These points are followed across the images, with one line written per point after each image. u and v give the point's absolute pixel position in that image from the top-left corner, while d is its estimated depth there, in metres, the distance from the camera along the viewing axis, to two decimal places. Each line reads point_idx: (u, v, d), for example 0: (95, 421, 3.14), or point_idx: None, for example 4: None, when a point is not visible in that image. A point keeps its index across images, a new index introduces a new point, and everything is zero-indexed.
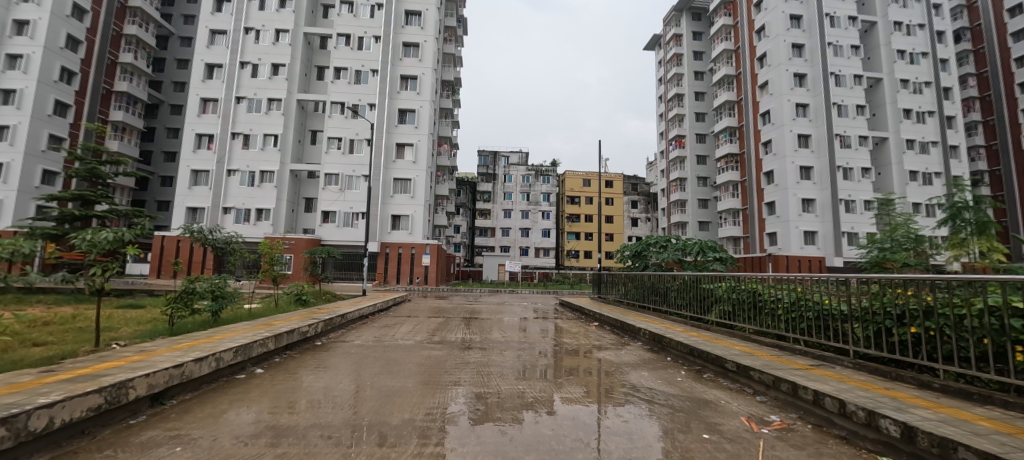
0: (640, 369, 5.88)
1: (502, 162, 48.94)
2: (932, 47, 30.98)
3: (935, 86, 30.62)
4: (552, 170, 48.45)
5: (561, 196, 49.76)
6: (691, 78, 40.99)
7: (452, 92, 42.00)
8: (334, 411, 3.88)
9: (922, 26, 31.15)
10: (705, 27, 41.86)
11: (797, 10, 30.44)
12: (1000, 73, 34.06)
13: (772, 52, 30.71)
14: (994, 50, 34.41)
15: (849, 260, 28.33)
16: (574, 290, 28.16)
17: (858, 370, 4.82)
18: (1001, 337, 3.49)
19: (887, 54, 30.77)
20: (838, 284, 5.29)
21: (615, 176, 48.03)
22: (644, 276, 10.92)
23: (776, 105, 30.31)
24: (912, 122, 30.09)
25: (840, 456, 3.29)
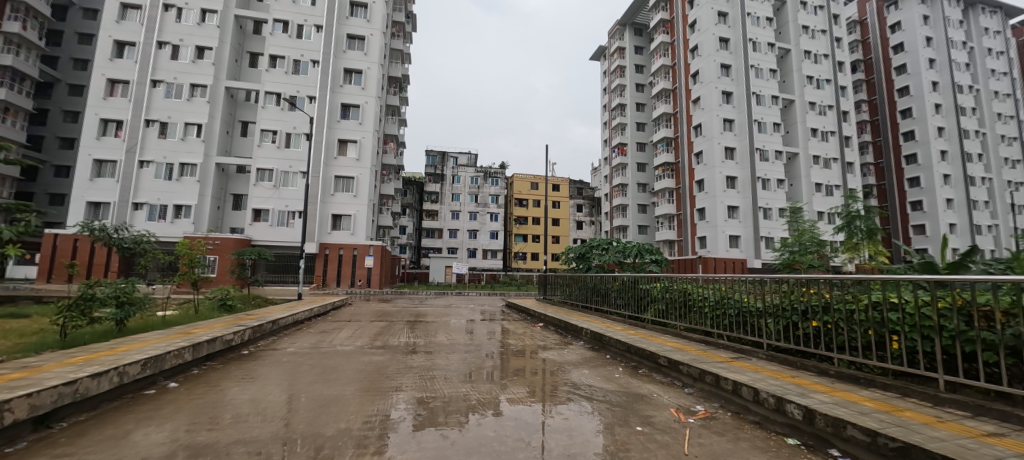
0: (581, 367, 6.07)
1: (451, 163, 48.41)
2: (834, 75, 35.34)
3: (836, 109, 34.90)
4: (501, 173, 48.77)
5: (510, 199, 50.19)
6: (633, 89, 43.31)
7: (400, 89, 40.93)
8: (264, 424, 3.60)
9: (827, 56, 35.35)
10: (647, 42, 44.52)
11: (725, 33, 33.25)
12: (885, 102, 39.68)
13: (704, 70, 33.31)
14: (881, 81, 40.01)
15: (766, 262, 31.37)
16: (520, 291, 28.51)
17: (770, 361, 5.34)
18: (882, 328, 4.13)
19: (798, 79, 34.59)
20: (754, 284, 5.85)
21: (563, 180, 49.40)
22: (587, 278, 11.28)
23: (707, 119, 32.86)
24: (819, 140, 34.10)
25: (757, 442, 3.61)
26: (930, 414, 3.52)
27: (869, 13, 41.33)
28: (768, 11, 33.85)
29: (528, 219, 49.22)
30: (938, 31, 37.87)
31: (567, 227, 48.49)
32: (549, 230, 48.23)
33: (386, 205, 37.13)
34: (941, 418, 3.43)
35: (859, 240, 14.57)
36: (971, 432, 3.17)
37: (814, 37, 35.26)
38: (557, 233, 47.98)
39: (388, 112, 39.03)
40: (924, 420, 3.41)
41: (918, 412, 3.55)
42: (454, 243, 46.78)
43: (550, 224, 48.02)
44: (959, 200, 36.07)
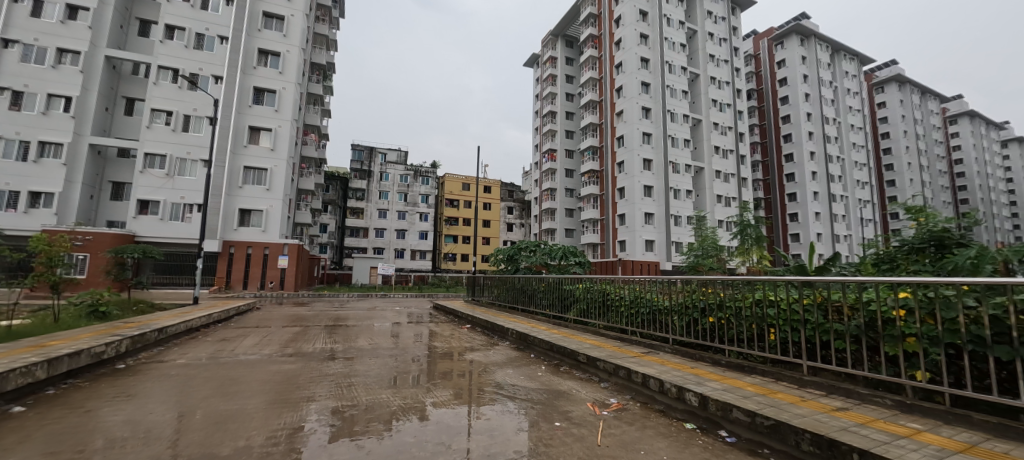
0: (506, 367, 6.13)
1: (379, 159, 46.43)
2: (734, 101, 40.18)
3: (735, 131, 39.69)
4: (432, 172, 47.86)
5: (441, 199, 49.47)
6: (563, 99, 45.32)
7: (324, 77, 38.43)
8: (145, 447, 3.13)
9: (728, 83, 40.06)
10: (576, 55, 46.89)
11: (646, 53, 36.17)
12: (772, 127, 46.07)
13: (627, 86, 35.91)
14: (770, 110, 46.38)
15: (676, 265, 34.52)
16: (449, 293, 28.16)
17: (675, 354, 5.88)
18: (763, 323, 4.84)
19: (705, 101, 38.73)
20: (663, 284, 6.38)
21: (494, 182, 49.91)
22: (515, 279, 11.44)
23: (629, 131, 35.48)
24: (721, 156, 38.47)
25: (663, 431, 3.92)
26: (796, 394, 4.19)
27: (762, 49, 47.70)
28: (682, 37, 37.46)
29: (459, 220, 48.86)
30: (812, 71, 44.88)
31: (497, 229, 49.03)
32: (480, 231, 48.39)
33: (304, 201, 34.45)
34: (804, 397, 4.11)
35: (750, 245, 16.59)
36: (825, 408, 3.87)
37: (719, 65, 39.79)
38: (487, 234, 48.32)
39: (310, 101, 36.39)
40: (791, 400, 4.06)
41: (787, 392, 4.21)
42: (381, 243, 44.91)
43: (479, 225, 48.23)
44: (825, 214, 43.02)
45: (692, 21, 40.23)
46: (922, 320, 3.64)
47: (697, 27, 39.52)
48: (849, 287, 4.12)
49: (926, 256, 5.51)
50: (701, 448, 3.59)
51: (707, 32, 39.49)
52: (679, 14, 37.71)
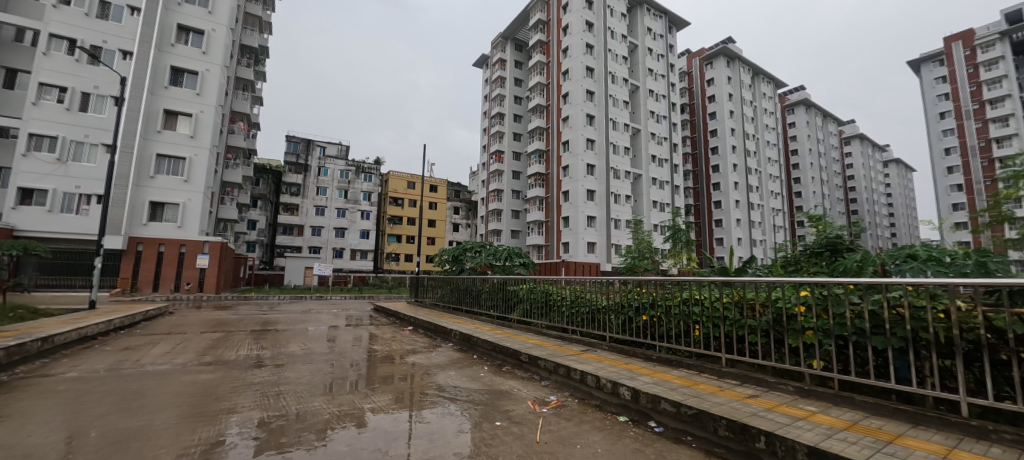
0: (448, 369, 6.05)
1: (317, 153, 43.78)
2: (669, 114, 43.17)
3: (669, 141, 42.62)
4: (375, 168, 46.07)
5: (384, 197, 47.73)
6: (512, 101, 45.91)
7: (255, 62, 35.62)
8: None
9: (665, 96, 42.95)
10: (525, 59, 47.74)
11: (591, 63, 37.67)
12: (702, 139, 50.06)
13: (573, 93, 37.12)
14: (700, 124, 50.40)
15: (614, 266, 36.24)
16: (391, 294, 27.22)
17: (611, 351, 6.18)
18: (690, 320, 5.25)
19: (644, 111, 41.14)
20: (602, 284, 6.67)
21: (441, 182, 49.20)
22: (459, 280, 11.32)
23: (574, 137, 36.70)
24: (657, 165, 41.13)
25: (600, 426, 4.08)
26: (717, 384, 4.59)
27: (695, 67, 51.67)
28: (624, 50, 39.52)
29: (403, 219, 47.41)
30: (736, 90, 49.42)
31: (443, 229, 48.25)
32: (424, 231, 47.33)
33: (230, 195, 31.56)
34: (723, 386, 4.51)
35: (680, 247, 17.74)
36: (739, 396, 4.28)
37: (657, 79, 42.50)
38: (432, 234, 47.34)
39: (237, 86, 33.48)
40: (711, 390, 4.43)
41: (709, 383, 4.60)
42: (317, 242, 42.38)
43: (424, 225, 47.16)
44: (745, 221, 47.57)
45: (634, 36, 42.59)
46: (817, 315, 4.18)
47: (638, 41, 41.94)
48: (761, 287, 4.62)
49: (821, 259, 6.30)
50: (633, 439, 3.81)
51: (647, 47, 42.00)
52: (621, 28, 39.73)
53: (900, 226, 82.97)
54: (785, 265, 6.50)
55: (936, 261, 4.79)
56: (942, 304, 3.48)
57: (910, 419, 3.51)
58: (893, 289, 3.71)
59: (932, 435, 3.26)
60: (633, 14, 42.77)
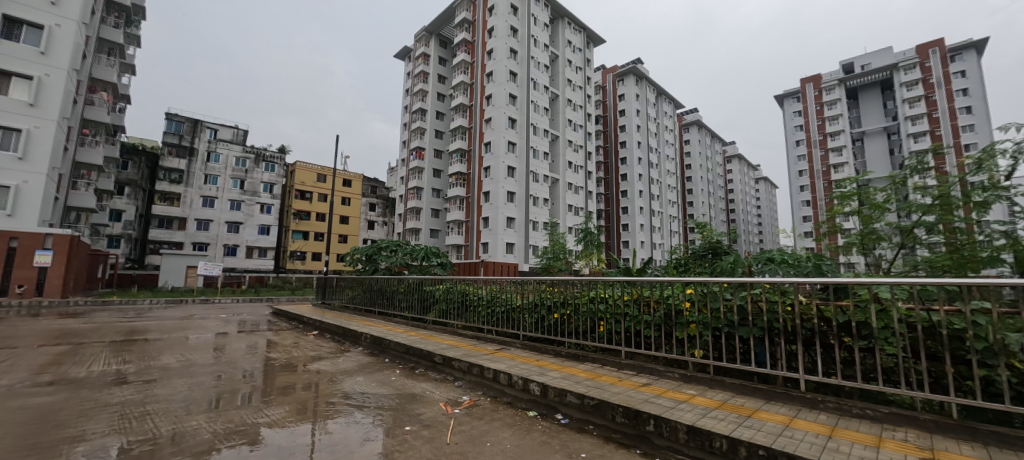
0: (356, 375, 5.71)
1: (207, 135, 38.51)
2: (585, 123, 46.00)
3: (585, 149, 45.39)
4: (278, 157, 41.81)
5: (289, 189, 43.47)
6: (434, 98, 45.08)
7: (124, 23, 30.21)
8: None
9: (581, 107, 45.69)
10: (450, 56, 47.29)
11: (514, 67, 38.53)
12: (613, 150, 54.13)
13: (496, 95, 37.56)
14: (612, 135, 54.51)
15: (531, 267, 37.38)
16: (293, 296, 24.85)
17: (524, 349, 6.38)
18: (599, 316, 5.64)
19: (563, 119, 43.23)
20: (516, 284, 6.84)
21: (356, 176, 45.49)
22: (373, 280, 10.74)
23: (496, 138, 37.03)
24: (573, 171, 43.55)
25: (511, 422, 4.20)
26: (616, 375, 4.99)
27: (608, 82, 55.70)
28: (546, 59, 41.18)
29: (312, 214, 43.34)
30: (643, 107, 54.39)
31: (356, 227, 45.27)
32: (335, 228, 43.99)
33: (85, 179, 26.19)
34: (621, 377, 4.92)
35: (591, 249, 19.02)
36: (635, 384, 4.71)
37: (575, 90, 45.04)
38: (343, 232, 44.08)
39: (100, 48, 28.14)
40: (612, 381, 4.80)
41: (609, 375, 4.98)
42: (204, 238, 37.14)
43: (335, 221, 43.59)
44: (648, 226, 52.58)
45: (556, 46, 44.60)
46: (698, 310, 4.78)
47: (559, 52, 44.02)
48: (655, 285, 5.15)
49: (701, 260, 7.22)
50: (540, 432, 3.97)
51: (567, 59, 44.30)
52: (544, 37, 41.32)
53: (766, 233, 98.53)
54: (675, 266, 7.31)
55: (785, 262, 5.78)
56: (790, 298, 4.22)
57: (763, 395, 4.21)
58: (755, 286, 4.41)
59: (777, 407, 3.96)
60: (555, 25, 44.79)
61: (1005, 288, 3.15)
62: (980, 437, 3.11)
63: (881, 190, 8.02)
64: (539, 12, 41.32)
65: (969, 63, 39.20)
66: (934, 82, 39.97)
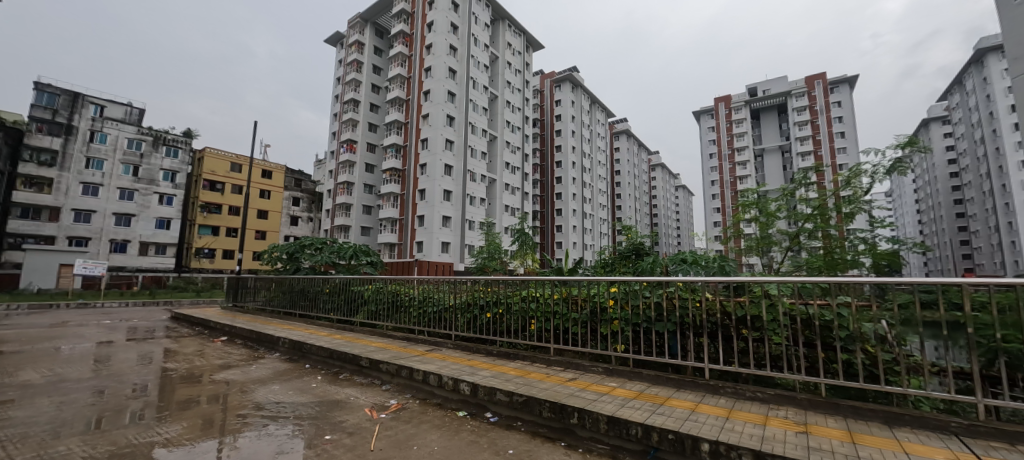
0: (270, 383, 5.27)
1: (91, 112, 33.21)
2: (522, 126, 46.93)
3: (521, 151, 46.31)
4: (183, 141, 37.12)
5: (197, 179, 38.78)
6: (368, 89, 43.02)
7: None
8: None
9: (519, 109, 46.53)
10: (386, 46, 45.43)
11: (453, 65, 38.03)
12: (549, 153, 55.76)
13: (434, 91, 36.75)
14: (547, 139, 56.15)
15: (466, 266, 37.09)
16: (197, 299, 22.15)
17: (456, 349, 6.35)
18: (532, 314, 5.76)
19: (501, 120, 43.58)
20: (449, 284, 6.76)
21: (279, 167, 41.97)
22: (294, 280, 9.99)
23: (433, 135, 36.17)
24: (510, 172, 44.18)
25: (439, 424, 4.15)
26: (544, 372, 5.16)
27: (546, 87, 57.20)
28: (486, 59, 41.22)
29: (223, 207, 38.98)
30: (578, 114, 56.75)
31: (276, 222, 41.09)
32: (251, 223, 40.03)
33: None
34: (549, 373, 5.10)
35: (524, 249, 19.48)
36: (561, 380, 4.90)
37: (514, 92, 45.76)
38: (260, 227, 39.83)
39: None
40: (540, 377, 4.96)
41: (538, 371, 5.13)
42: (84, 232, 31.74)
43: (250, 216, 39.14)
44: (580, 227, 55.01)
45: (495, 47, 44.80)
46: (621, 307, 5.10)
47: (499, 53, 44.31)
48: (583, 284, 5.42)
49: (619, 261, 7.74)
50: (469, 431, 3.98)
51: (506, 61, 44.78)
52: (484, 37, 41.35)
53: (684, 237, 107.85)
54: (603, 266, 7.75)
55: (696, 263, 6.39)
56: (699, 296, 4.66)
57: (675, 384, 4.61)
58: (669, 284, 4.80)
59: (685, 394, 4.37)
60: (495, 26, 44.98)
61: (867, 284, 3.75)
62: (841, 410, 3.74)
63: (775, 200, 9.21)
64: (480, 10, 41.17)
65: (842, 95, 46.79)
66: (818, 109, 46.28)
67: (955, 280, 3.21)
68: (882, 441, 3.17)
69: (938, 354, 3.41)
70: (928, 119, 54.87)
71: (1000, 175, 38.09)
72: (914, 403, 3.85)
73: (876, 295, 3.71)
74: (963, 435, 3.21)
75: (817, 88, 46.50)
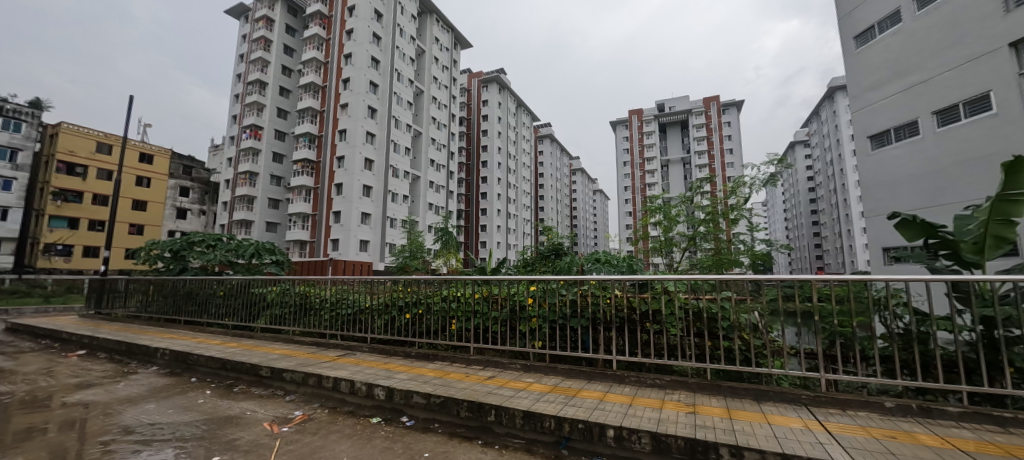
0: (144, 403, 4.55)
1: None
2: (448, 123, 46.43)
3: (446, 149, 45.75)
4: (29, 113, 30.45)
5: (48, 160, 31.88)
6: (278, 71, 39.13)
7: None
8: None
9: (446, 106, 45.93)
10: (301, 26, 41.69)
11: (377, 54, 36.05)
12: (475, 152, 55.75)
13: (354, 79, 34.58)
14: (474, 138, 56.20)
15: (386, 266, 35.47)
16: (45, 306, 18.20)
17: (371, 352, 6.09)
18: (454, 314, 5.74)
19: (426, 115, 42.54)
20: (365, 285, 6.43)
21: (162, 151, 36.22)
22: (178, 282, 8.75)
23: (352, 126, 34.01)
24: (435, 169, 43.42)
25: (351, 433, 3.93)
26: (463, 371, 5.17)
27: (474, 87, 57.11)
28: (412, 52, 39.90)
29: (85, 196, 32.60)
30: (505, 115, 57.58)
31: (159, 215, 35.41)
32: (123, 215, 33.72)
33: None
34: (468, 373, 5.11)
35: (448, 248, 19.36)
36: (480, 379, 4.94)
37: (440, 89, 45.02)
38: (137, 220, 33.92)
39: None
40: (459, 377, 4.96)
41: (457, 371, 5.13)
42: None
43: (122, 207, 33.17)
44: (503, 227, 55.87)
45: (422, 41, 43.43)
46: (539, 305, 5.31)
47: (426, 47, 43.18)
48: (504, 283, 5.51)
49: (535, 262, 8.04)
50: (382, 438, 3.82)
51: (433, 56, 43.86)
52: (411, 29, 39.88)
53: (600, 239, 115.23)
54: (524, 266, 8.00)
55: (608, 262, 6.92)
56: (609, 293, 5.01)
57: (586, 376, 4.92)
58: (584, 283, 5.08)
59: (595, 385, 4.68)
60: (422, 19, 43.57)
61: (747, 281, 4.35)
62: (721, 391, 4.30)
63: (676, 207, 10.25)
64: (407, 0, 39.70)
65: (731, 117, 53.71)
66: (712, 127, 52.34)
67: (812, 276, 3.94)
68: (752, 415, 3.72)
69: (797, 338, 4.11)
70: (794, 142, 65.46)
71: (843, 191, 46.84)
72: (776, 380, 4.58)
73: (753, 291, 4.34)
74: (811, 405, 3.91)
75: (712, 108, 52.52)
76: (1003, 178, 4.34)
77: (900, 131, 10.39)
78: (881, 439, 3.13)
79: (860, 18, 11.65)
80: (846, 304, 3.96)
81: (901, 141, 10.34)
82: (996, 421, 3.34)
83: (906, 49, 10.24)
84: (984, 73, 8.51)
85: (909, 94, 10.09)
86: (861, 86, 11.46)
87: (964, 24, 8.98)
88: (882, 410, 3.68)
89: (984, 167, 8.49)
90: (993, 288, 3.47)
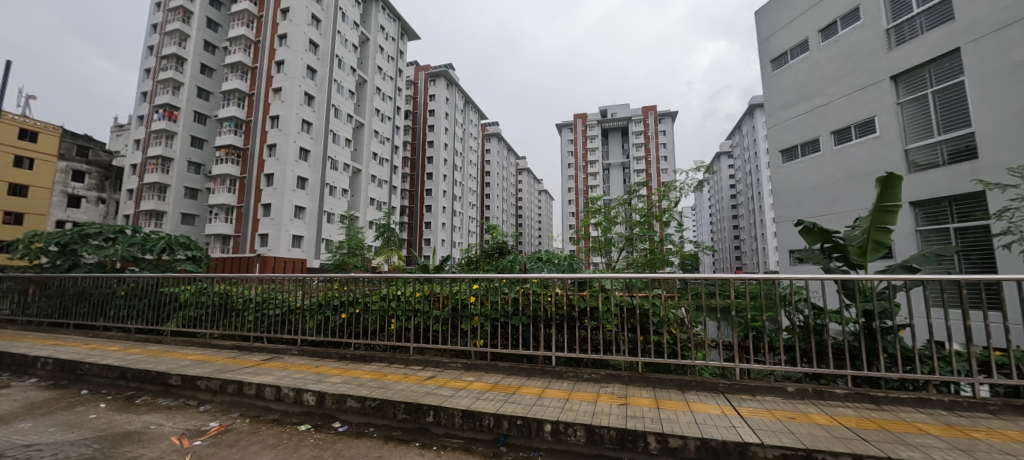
0: (17, 421, 3.91)
1: None
2: (392, 116, 44.89)
3: (390, 143, 44.15)
4: None
5: None
6: (200, 46, 35.33)
7: None
8: None
9: (390, 97, 44.27)
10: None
11: (315, 37, 33.82)
12: (421, 147, 54.35)
13: (290, 62, 32.18)
14: (420, 132, 54.76)
15: (321, 263, 33.44)
16: None
17: (300, 355, 5.76)
18: (396, 313, 5.57)
19: (370, 106, 40.72)
20: (297, 284, 6.04)
21: (49, 128, 31.21)
22: (66, 281, 7.61)
23: (286, 113, 31.57)
24: (377, 163, 41.74)
25: (272, 444, 3.64)
26: (402, 372, 5.05)
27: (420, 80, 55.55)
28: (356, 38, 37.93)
29: None
30: (452, 111, 56.67)
31: (44, 202, 30.45)
32: None
33: None
34: (407, 373, 4.98)
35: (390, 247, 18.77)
36: (418, 379, 4.84)
37: (385, 80, 43.35)
38: (13, 208, 28.93)
39: None
40: (397, 378, 4.82)
41: (395, 372, 4.99)
42: None
43: None
44: (448, 225, 55.11)
45: (366, 28, 41.27)
46: (481, 303, 5.32)
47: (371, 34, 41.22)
48: (446, 281, 5.47)
49: (472, 262, 8.06)
50: (312, 446, 3.60)
51: (378, 45, 42.01)
52: (354, 14, 37.82)
53: (545, 240, 117.75)
54: (467, 264, 7.97)
55: (549, 261, 7.14)
56: (550, 290, 5.11)
57: (526, 373, 4.99)
58: (526, 281, 5.17)
59: (535, 382, 4.77)
60: (367, 4, 41.48)
61: (676, 279, 4.67)
62: (650, 382, 4.59)
63: (613, 210, 10.83)
64: None
65: (666, 126, 57.34)
66: (650, 134, 55.52)
67: (731, 276, 4.37)
68: (677, 404, 4.02)
69: (717, 331, 4.51)
70: (719, 153, 71.34)
71: (759, 198, 52.05)
72: (698, 371, 4.96)
73: (683, 289, 4.66)
74: (727, 392, 4.29)
75: (650, 116, 55.65)
76: (879, 191, 5.03)
77: (805, 147, 11.72)
78: (783, 420, 3.54)
79: (776, 44, 12.97)
80: (758, 300, 4.42)
81: (806, 157, 11.66)
82: (872, 399, 3.91)
83: (813, 74, 11.56)
84: (870, 100, 9.80)
85: (815, 114, 11.41)
86: (776, 104, 12.79)
87: (856, 56, 10.26)
88: (785, 394, 4.15)
89: (867, 182, 9.85)
90: (872, 286, 4.04)
